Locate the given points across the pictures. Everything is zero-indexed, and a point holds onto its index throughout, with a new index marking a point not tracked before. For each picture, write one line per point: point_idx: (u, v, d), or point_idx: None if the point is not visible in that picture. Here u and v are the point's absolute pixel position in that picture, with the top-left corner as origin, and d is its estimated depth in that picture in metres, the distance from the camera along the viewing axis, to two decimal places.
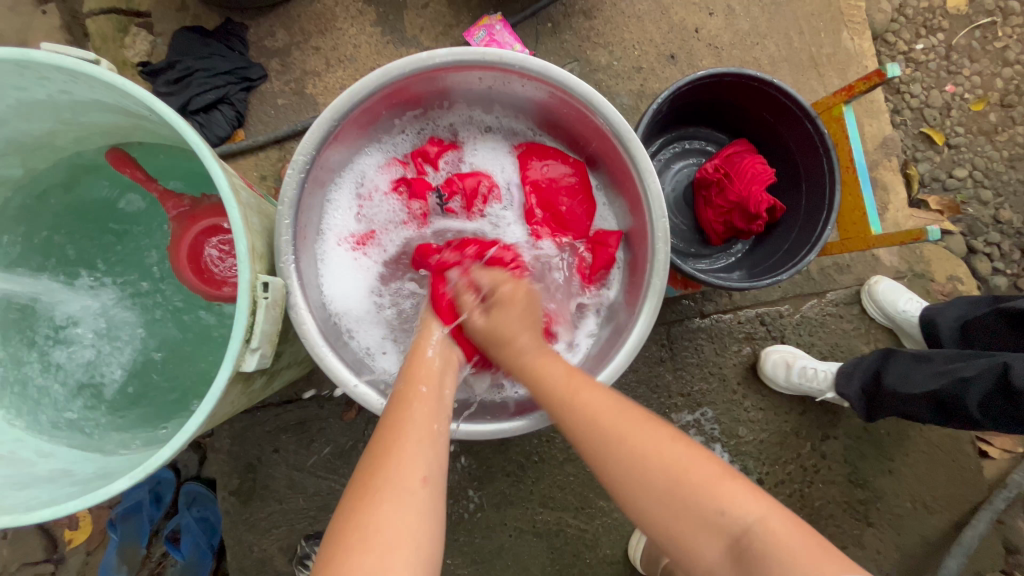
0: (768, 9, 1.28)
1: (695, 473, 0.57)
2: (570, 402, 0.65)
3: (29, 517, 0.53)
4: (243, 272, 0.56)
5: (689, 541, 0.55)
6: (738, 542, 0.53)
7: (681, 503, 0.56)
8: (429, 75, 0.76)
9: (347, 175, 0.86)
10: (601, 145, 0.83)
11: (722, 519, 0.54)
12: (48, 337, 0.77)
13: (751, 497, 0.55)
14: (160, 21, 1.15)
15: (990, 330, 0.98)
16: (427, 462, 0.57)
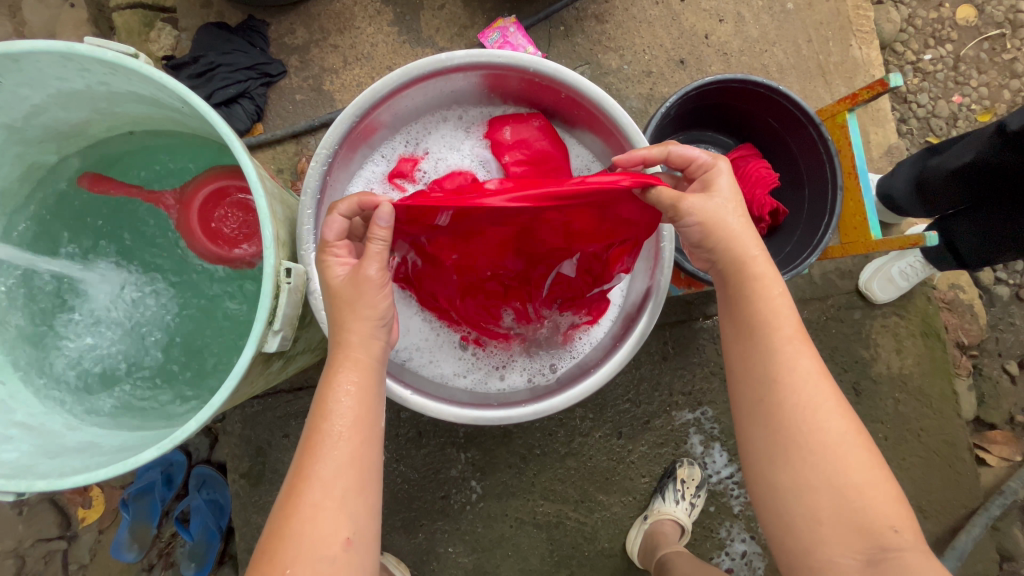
0: (777, 16, 1.30)
1: (871, 491, 0.58)
2: (786, 381, 0.61)
3: (64, 483, 0.57)
4: (268, 258, 0.60)
5: (837, 532, 0.57)
6: (881, 555, 0.56)
7: (850, 506, 0.57)
8: (431, 79, 0.79)
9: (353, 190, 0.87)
10: (600, 132, 0.85)
11: (873, 530, 0.57)
12: (75, 317, 0.81)
13: (910, 525, 0.58)
14: (184, 16, 1.19)
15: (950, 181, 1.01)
16: (349, 524, 0.58)
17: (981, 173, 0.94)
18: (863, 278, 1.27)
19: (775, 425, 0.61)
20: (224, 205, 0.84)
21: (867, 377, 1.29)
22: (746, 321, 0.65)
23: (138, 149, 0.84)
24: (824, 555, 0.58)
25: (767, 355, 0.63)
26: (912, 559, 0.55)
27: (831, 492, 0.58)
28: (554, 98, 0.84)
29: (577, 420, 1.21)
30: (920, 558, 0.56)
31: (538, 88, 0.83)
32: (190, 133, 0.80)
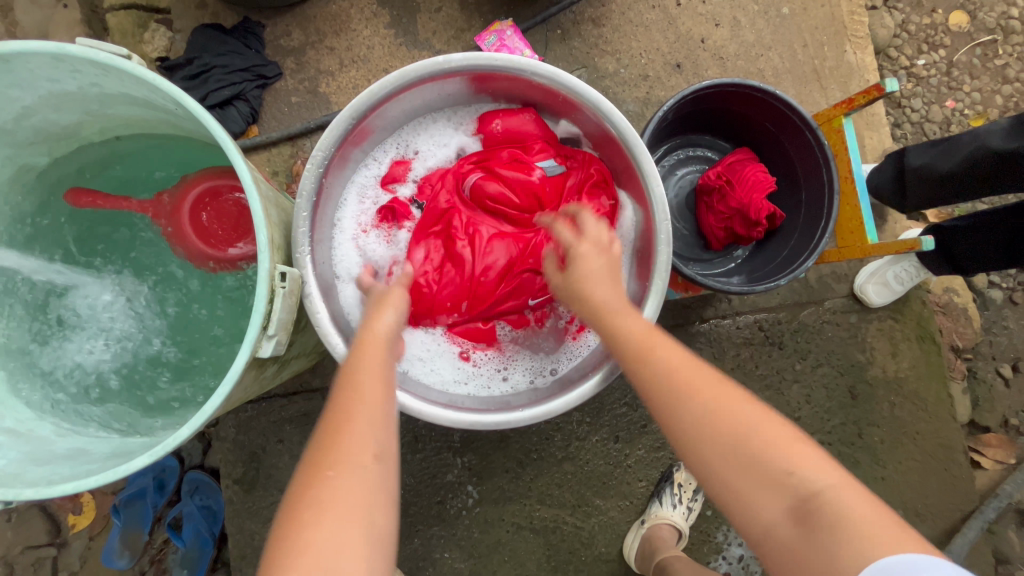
0: (773, 21, 1.31)
1: (765, 435, 0.56)
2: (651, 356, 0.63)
3: (53, 491, 0.56)
4: (263, 262, 0.59)
5: (752, 494, 0.55)
6: (807, 505, 0.53)
7: (750, 458, 0.56)
8: (423, 82, 0.78)
9: (348, 197, 0.88)
10: (596, 132, 0.84)
11: (791, 480, 0.54)
12: (64, 322, 0.80)
13: (825, 463, 0.55)
14: (179, 18, 1.18)
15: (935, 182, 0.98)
16: (375, 441, 0.59)
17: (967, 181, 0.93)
18: (859, 280, 1.27)
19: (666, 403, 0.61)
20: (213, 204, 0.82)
21: (863, 381, 1.29)
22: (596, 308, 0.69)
23: (132, 152, 0.84)
24: (758, 521, 0.55)
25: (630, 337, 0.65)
26: (838, 498, 0.52)
27: (743, 454, 0.56)
28: (544, 95, 0.84)
29: (574, 425, 1.21)
30: (851, 497, 0.52)
31: (531, 89, 0.83)
32: (185, 137, 0.80)
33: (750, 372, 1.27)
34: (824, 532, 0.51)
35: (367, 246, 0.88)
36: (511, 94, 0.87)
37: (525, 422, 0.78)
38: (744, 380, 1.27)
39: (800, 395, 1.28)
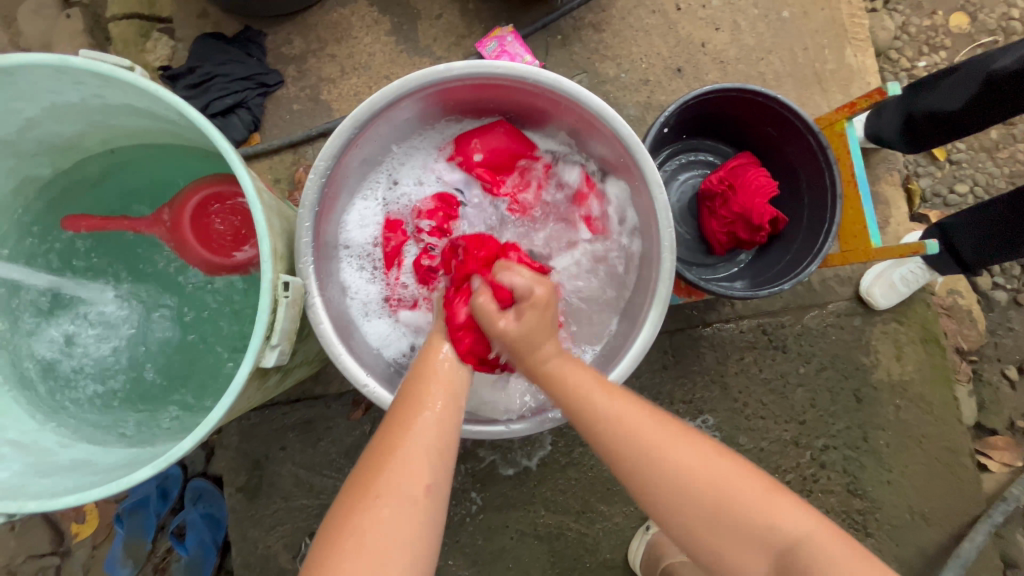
0: (773, 25, 1.31)
1: (742, 490, 0.59)
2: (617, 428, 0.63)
3: (56, 504, 0.56)
4: (266, 272, 0.59)
5: (735, 556, 0.58)
6: (787, 556, 0.56)
7: (739, 521, 0.58)
8: (418, 95, 0.79)
9: (356, 215, 0.88)
10: (596, 137, 0.84)
11: (772, 532, 0.57)
12: (67, 332, 0.79)
13: (798, 511, 0.59)
14: (181, 27, 1.19)
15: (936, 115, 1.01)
16: (430, 472, 0.58)
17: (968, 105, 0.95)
18: (865, 285, 1.26)
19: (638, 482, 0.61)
20: (216, 212, 0.80)
21: (868, 384, 1.29)
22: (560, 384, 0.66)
23: (133, 162, 0.84)
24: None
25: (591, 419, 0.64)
26: (812, 546, 0.56)
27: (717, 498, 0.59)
28: (543, 104, 0.84)
29: (578, 430, 1.20)
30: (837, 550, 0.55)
31: (521, 97, 0.84)
32: (188, 146, 0.80)
33: (754, 375, 1.26)
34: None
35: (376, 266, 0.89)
36: (489, 105, 0.88)
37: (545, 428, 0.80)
38: (748, 384, 1.26)
39: (805, 399, 1.27)
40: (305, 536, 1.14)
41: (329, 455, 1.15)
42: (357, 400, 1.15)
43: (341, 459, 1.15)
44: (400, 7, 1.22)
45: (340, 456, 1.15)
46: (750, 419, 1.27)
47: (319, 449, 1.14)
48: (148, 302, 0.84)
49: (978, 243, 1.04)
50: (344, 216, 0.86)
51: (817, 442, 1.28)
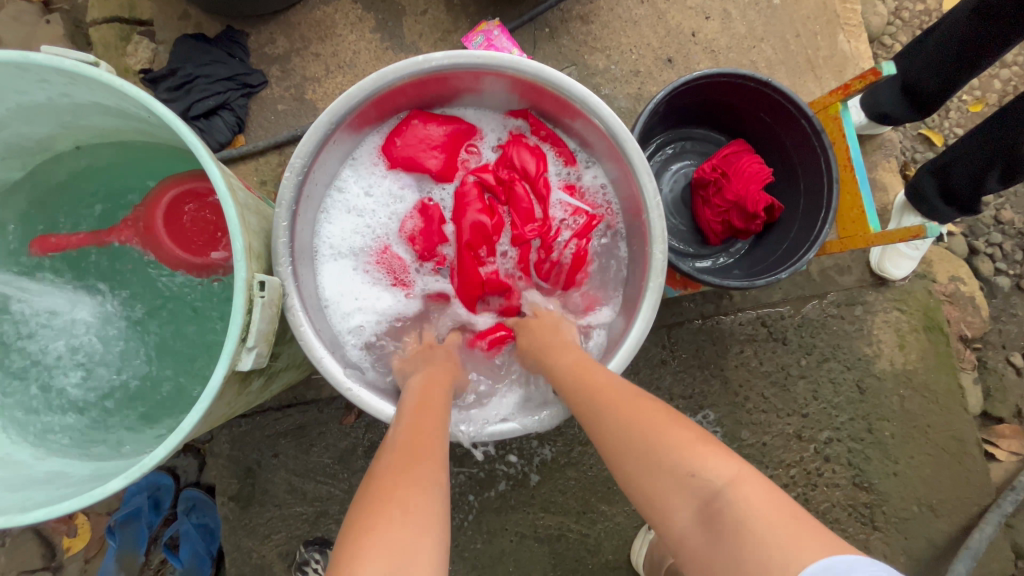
0: (764, 12, 1.29)
1: (671, 438, 0.56)
2: (573, 381, 0.70)
3: (27, 517, 0.53)
4: (239, 271, 0.57)
5: (660, 501, 0.54)
6: (710, 507, 0.50)
7: (662, 464, 0.55)
8: (386, 91, 0.77)
9: (332, 211, 0.85)
10: (580, 123, 0.82)
11: (693, 480, 0.52)
12: (43, 340, 0.77)
13: (725, 459, 0.53)
14: (162, 29, 1.17)
15: (926, 64, 1.03)
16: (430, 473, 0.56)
17: (953, 44, 0.97)
18: (874, 260, 1.25)
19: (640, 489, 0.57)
20: (185, 212, 0.80)
21: (871, 375, 1.26)
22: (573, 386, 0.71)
23: (112, 162, 0.82)
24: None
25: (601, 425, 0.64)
26: (738, 497, 0.49)
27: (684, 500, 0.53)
28: (525, 92, 0.83)
29: (576, 429, 1.18)
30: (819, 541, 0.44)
31: (484, 83, 0.81)
32: (164, 145, 0.77)
33: (755, 368, 1.24)
34: (730, 537, 0.48)
35: (359, 260, 0.86)
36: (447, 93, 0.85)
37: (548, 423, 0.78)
38: (748, 377, 1.24)
39: (807, 391, 1.25)
40: (299, 545, 1.11)
41: (323, 461, 1.12)
42: (350, 404, 1.12)
43: (335, 464, 1.12)
44: (383, 3, 1.20)
45: (334, 462, 1.12)
46: (752, 413, 1.24)
47: (312, 455, 1.12)
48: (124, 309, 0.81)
49: (973, 182, 1.01)
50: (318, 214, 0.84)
51: (821, 435, 1.25)
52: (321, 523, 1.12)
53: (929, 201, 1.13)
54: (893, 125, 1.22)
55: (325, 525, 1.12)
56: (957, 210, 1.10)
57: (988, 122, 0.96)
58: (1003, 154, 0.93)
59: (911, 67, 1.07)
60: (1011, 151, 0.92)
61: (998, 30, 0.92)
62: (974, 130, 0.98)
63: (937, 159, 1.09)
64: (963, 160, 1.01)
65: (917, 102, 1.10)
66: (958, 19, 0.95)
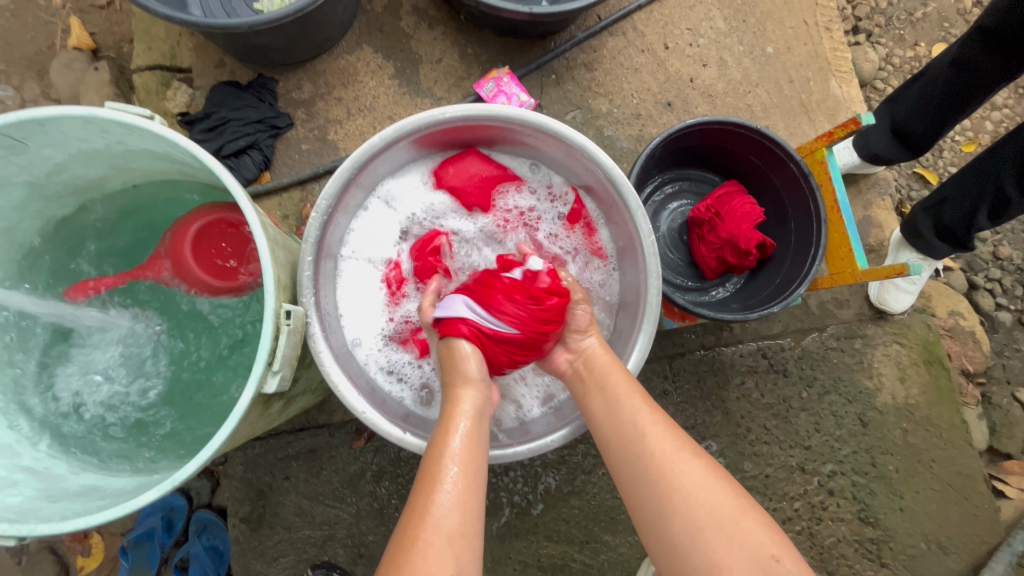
0: (758, 60, 1.37)
1: (732, 508, 0.62)
2: (635, 430, 0.70)
3: (66, 526, 0.58)
4: (269, 301, 0.62)
5: None
6: None
7: (735, 539, 0.60)
8: (408, 137, 0.84)
9: (354, 243, 0.92)
10: (586, 173, 0.88)
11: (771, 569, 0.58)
12: (84, 361, 0.84)
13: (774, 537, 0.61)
14: (199, 76, 1.27)
15: (911, 111, 1.09)
16: (460, 515, 0.62)
17: (935, 93, 1.03)
18: (873, 294, 1.29)
19: (663, 504, 0.64)
20: (214, 244, 0.85)
21: (873, 408, 1.28)
22: (602, 392, 0.75)
23: (150, 197, 0.88)
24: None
25: (641, 463, 0.67)
26: None
27: (712, 525, 0.61)
28: (531, 140, 0.89)
29: (579, 457, 1.20)
30: (800, 567, 0.59)
31: (497, 128, 0.87)
32: (198, 182, 0.84)
33: (757, 399, 1.26)
34: None
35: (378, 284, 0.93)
36: (469, 138, 0.92)
37: (550, 447, 0.82)
38: (750, 408, 1.26)
39: (809, 424, 1.26)
40: (307, 568, 1.13)
41: (333, 484, 1.15)
42: (360, 429, 1.16)
43: (344, 488, 1.15)
44: (402, 53, 1.30)
45: (343, 485, 1.15)
46: (755, 444, 1.26)
47: (322, 479, 1.15)
48: (148, 333, 0.86)
49: (965, 219, 1.06)
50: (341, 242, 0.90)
51: (825, 468, 1.26)
52: (329, 547, 1.14)
53: (923, 236, 1.18)
54: (886, 165, 1.27)
55: (331, 549, 1.14)
56: (952, 246, 1.15)
57: (971, 164, 1.01)
58: (989, 194, 0.98)
59: (899, 113, 1.13)
60: (997, 190, 0.96)
61: (975, 83, 0.97)
62: (960, 172, 1.04)
63: (929, 197, 1.14)
64: (956, 199, 1.06)
65: (908, 145, 1.16)
66: (939, 72, 1.01)
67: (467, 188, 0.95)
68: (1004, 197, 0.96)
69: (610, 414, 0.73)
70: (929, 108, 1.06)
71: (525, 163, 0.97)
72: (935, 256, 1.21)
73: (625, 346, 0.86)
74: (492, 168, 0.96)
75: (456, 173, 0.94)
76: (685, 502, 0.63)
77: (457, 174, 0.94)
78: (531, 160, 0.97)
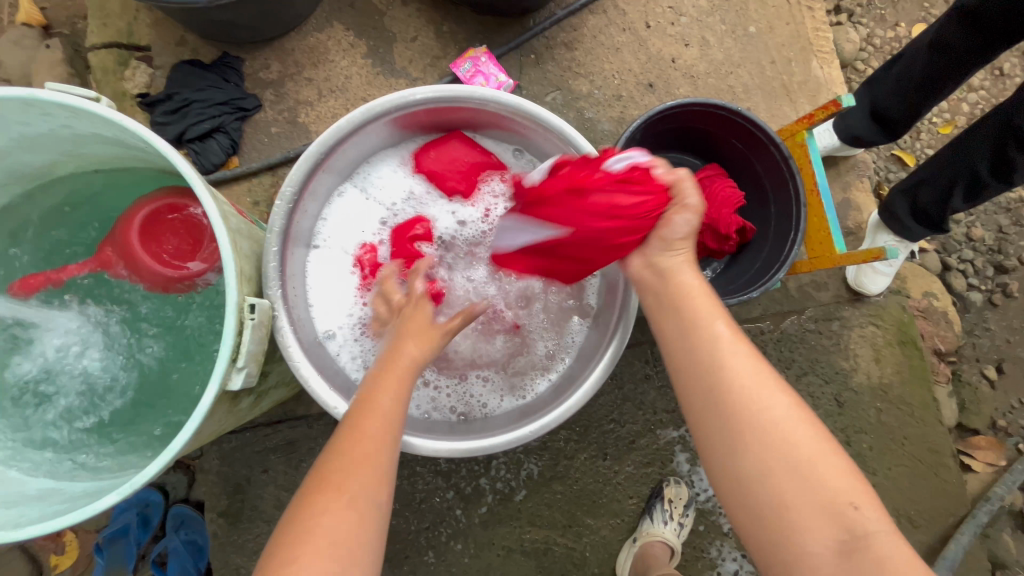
0: (740, 40, 1.35)
1: (815, 452, 0.59)
2: (715, 356, 0.64)
3: (21, 534, 0.56)
4: (231, 295, 0.59)
5: (803, 523, 0.56)
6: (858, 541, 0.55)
7: (812, 484, 0.57)
8: (382, 120, 0.81)
9: (326, 227, 0.90)
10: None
11: (847, 514, 0.56)
12: (34, 358, 0.79)
13: (855, 484, 0.58)
14: (159, 54, 1.21)
15: (890, 93, 1.09)
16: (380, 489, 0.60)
17: (914, 75, 1.03)
18: (851, 276, 1.30)
19: (736, 437, 0.60)
20: (161, 234, 0.81)
21: (848, 388, 1.30)
22: (678, 313, 0.67)
23: (102, 184, 0.84)
24: (807, 556, 0.56)
25: (726, 393, 0.62)
26: (886, 543, 0.54)
27: (787, 465, 0.58)
28: (513, 126, 0.86)
29: (562, 443, 1.20)
30: (881, 518, 0.56)
31: (479, 113, 0.84)
32: (152, 167, 0.80)
33: None
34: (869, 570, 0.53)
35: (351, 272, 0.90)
36: (454, 121, 0.90)
37: (529, 438, 0.80)
38: None
39: None
40: None
41: None
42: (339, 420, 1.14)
43: None
44: (375, 30, 1.24)
45: None
46: None
47: (301, 471, 1.13)
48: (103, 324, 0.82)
49: (941, 201, 1.07)
50: (312, 228, 0.88)
51: None
52: None
53: (899, 219, 1.19)
54: (865, 148, 1.27)
55: None
56: (928, 228, 1.16)
57: (947, 146, 1.01)
58: (963, 177, 0.99)
59: (878, 95, 1.13)
60: (972, 173, 0.97)
61: (954, 64, 0.96)
62: (936, 155, 1.04)
63: (907, 180, 1.14)
64: (931, 181, 1.06)
65: (886, 127, 1.16)
66: (917, 53, 1.01)
67: (447, 173, 0.92)
68: (978, 179, 0.97)
69: (690, 338, 0.65)
70: (907, 92, 1.05)
71: (512, 151, 0.95)
72: (910, 238, 1.22)
73: (605, 335, 0.85)
74: (477, 153, 0.93)
75: (436, 155, 0.92)
76: (766, 437, 0.59)
77: (438, 156, 0.92)
78: (518, 148, 0.94)
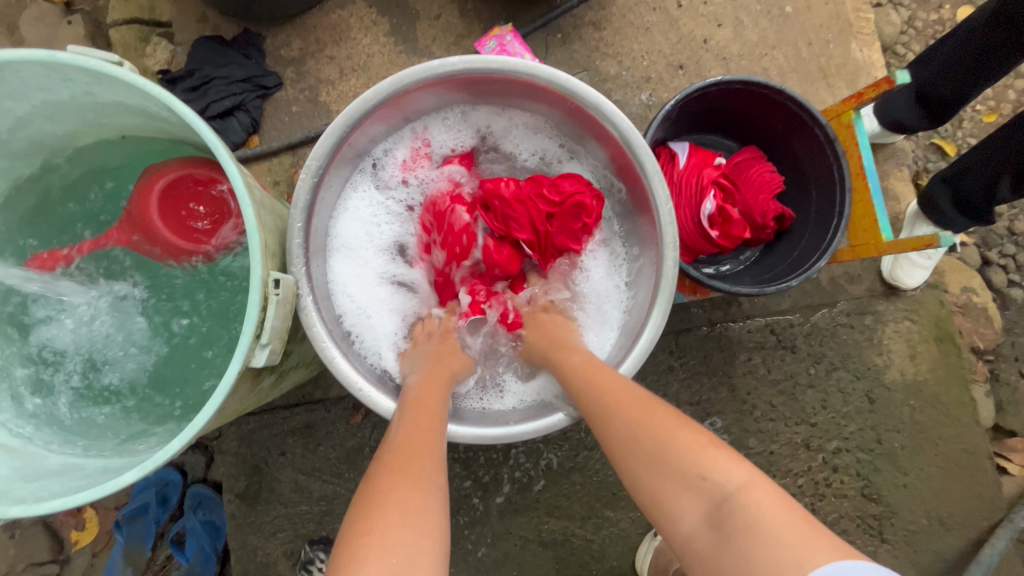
0: (776, 20, 1.29)
1: (675, 438, 0.59)
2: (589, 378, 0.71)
3: (43, 507, 0.55)
4: (255, 269, 0.57)
5: (669, 504, 0.57)
6: (720, 508, 0.53)
7: (664, 461, 0.58)
8: (386, 104, 0.78)
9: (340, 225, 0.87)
10: (582, 124, 0.84)
11: (704, 482, 0.55)
12: (56, 331, 0.78)
13: (732, 462, 0.55)
14: (180, 31, 1.19)
15: (939, 71, 1.03)
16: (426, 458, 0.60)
17: (969, 49, 0.96)
18: (885, 269, 1.24)
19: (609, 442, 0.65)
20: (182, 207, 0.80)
21: (880, 385, 1.25)
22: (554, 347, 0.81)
23: (123, 156, 0.82)
24: (682, 534, 0.55)
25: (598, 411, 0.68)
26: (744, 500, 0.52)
27: (644, 455, 0.60)
28: (516, 95, 0.84)
29: (582, 433, 1.18)
30: (742, 485, 0.54)
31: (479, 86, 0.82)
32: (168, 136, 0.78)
33: (764, 377, 1.23)
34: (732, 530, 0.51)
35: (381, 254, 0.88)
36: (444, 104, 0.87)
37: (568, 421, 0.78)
38: (757, 385, 1.23)
39: (816, 401, 1.24)
40: (304, 543, 1.12)
41: (330, 460, 1.13)
42: (357, 404, 1.13)
43: (342, 464, 1.13)
44: (398, 8, 1.21)
45: (341, 461, 1.13)
46: (760, 421, 1.24)
47: (319, 454, 1.12)
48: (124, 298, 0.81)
49: (986, 191, 1.01)
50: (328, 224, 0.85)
51: (829, 445, 1.24)
52: (327, 523, 1.13)
53: (940, 209, 1.13)
54: (907, 133, 1.21)
55: (330, 524, 1.12)
56: (971, 220, 1.10)
57: (998, 130, 0.95)
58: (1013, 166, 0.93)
59: (925, 73, 1.06)
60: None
61: (1011, 38, 0.90)
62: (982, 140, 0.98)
63: (950, 166, 1.08)
64: (977, 168, 1.00)
65: (932, 111, 1.09)
66: (971, 27, 0.95)
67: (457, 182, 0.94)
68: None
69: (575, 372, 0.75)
70: (957, 70, 0.99)
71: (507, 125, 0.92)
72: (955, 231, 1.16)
73: (641, 316, 0.82)
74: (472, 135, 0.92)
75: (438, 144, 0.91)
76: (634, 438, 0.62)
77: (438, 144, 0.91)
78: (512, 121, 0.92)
